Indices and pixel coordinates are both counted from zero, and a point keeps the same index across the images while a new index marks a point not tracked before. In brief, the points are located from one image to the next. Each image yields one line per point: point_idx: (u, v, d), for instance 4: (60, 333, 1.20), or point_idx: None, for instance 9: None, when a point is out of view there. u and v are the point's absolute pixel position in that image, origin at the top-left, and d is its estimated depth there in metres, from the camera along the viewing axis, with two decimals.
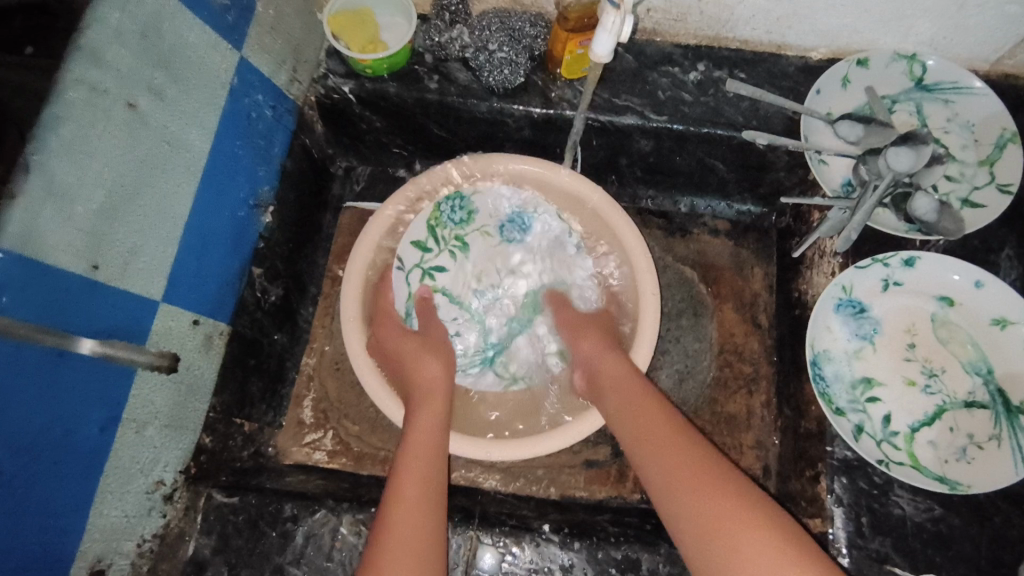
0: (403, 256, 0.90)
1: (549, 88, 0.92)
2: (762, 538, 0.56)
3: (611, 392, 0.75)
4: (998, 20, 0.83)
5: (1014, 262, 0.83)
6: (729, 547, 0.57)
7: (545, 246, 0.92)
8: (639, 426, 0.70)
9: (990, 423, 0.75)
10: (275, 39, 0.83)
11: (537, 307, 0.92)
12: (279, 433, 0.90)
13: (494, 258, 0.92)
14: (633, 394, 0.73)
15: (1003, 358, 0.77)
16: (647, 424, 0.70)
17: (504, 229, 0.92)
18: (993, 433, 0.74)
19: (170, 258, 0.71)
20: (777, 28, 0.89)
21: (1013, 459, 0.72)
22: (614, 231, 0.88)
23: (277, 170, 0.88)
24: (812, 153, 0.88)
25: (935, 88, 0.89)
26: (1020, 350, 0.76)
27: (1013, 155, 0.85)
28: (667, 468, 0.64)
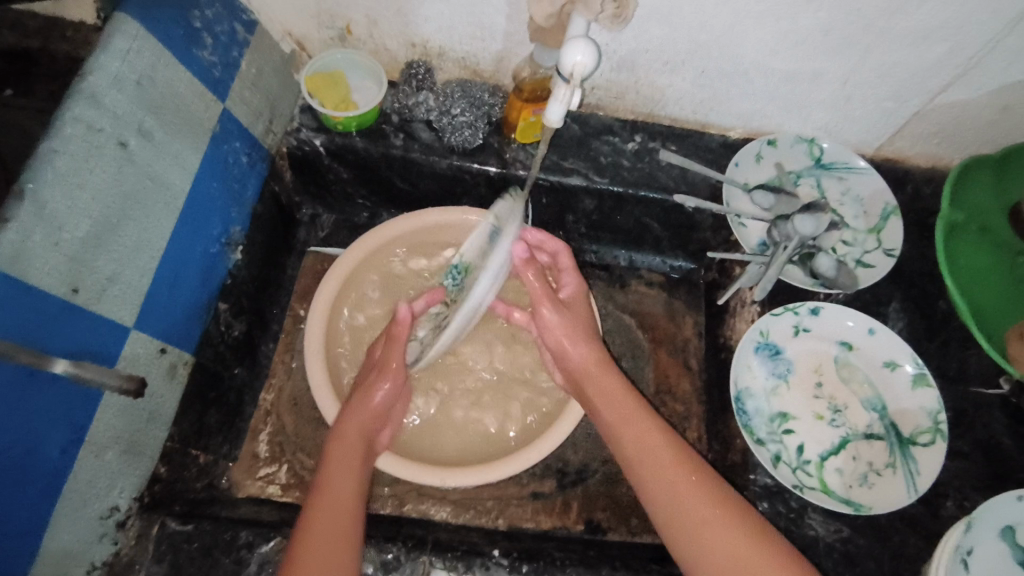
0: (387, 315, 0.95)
1: (504, 149, 1.02)
2: None
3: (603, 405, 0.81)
4: (878, 113, 1.00)
5: (900, 315, 0.96)
6: None
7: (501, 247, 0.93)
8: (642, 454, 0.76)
9: (886, 452, 0.86)
10: (255, 93, 0.91)
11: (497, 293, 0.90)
12: (233, 467, 0.92)
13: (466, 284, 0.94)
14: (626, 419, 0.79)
15: (894, 395, 0.89)
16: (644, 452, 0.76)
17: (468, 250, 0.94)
18: (888, 461, 0.85)
19: (144, 288, 0.73)
20: (701, 110, 1.04)
21: (905, 483, 0.82)
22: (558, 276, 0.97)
23: (249, 212, 0.94)
24: (732, 216, 1.01)
25: (831, 167, 1.05)
26: (908, 388, 0.88)
27: (894, 225, 1.01)
28: (677, 497, 0.71)
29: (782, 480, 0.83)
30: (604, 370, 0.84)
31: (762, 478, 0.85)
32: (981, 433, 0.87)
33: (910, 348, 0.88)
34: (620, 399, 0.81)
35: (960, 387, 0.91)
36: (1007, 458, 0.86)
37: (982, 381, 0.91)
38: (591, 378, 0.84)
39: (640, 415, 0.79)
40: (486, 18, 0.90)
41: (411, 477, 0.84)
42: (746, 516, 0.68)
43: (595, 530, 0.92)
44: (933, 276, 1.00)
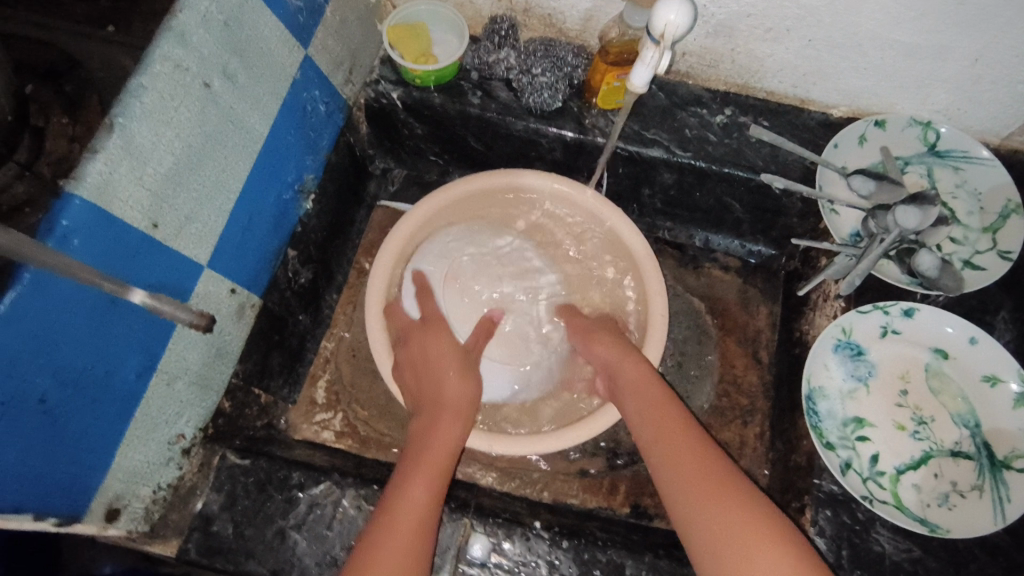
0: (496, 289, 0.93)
1: (584, 115, 0.98)
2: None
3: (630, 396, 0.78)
4: (1011, 96, 0.88)
5: (1008, 325, 0.86)
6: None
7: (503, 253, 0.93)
8: (662, 445, 0.72)
9: (974, 474, 0.78)
10: (337, 42, 0.90)
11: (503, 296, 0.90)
12: (292, 409, 0.95)
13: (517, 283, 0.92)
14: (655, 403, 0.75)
15: (991, 413, 0.80)
16: (670, 441, 0.71)
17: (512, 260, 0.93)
18: (975, 484, 0.77)
19: (219, 229, 0.76)
20: (802, 83, 0.95)
21: (992, 510, 0.75)
22: (627, 252, 0.94)
23: (322, 162, 0.94)
24: (824, 202, 0.94)
25: (947, 155, 0.94)
26: (1008, 407, 0.79)
27: (1016, 225, 0.89)
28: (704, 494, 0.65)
29: (851, 489, 0.78)
30: (633, 360, 0.81)
31: (831, 485, 0.79)
32: None
33: (1017, 364, 0.79)
34: (636, 387, 0.78)
35: None
36: None
37: None
38: (619, 372, 0.81)
39: (654, 406, 0.75)
40: None
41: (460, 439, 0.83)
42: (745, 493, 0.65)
43: (640, 514, 0.90)
44: None
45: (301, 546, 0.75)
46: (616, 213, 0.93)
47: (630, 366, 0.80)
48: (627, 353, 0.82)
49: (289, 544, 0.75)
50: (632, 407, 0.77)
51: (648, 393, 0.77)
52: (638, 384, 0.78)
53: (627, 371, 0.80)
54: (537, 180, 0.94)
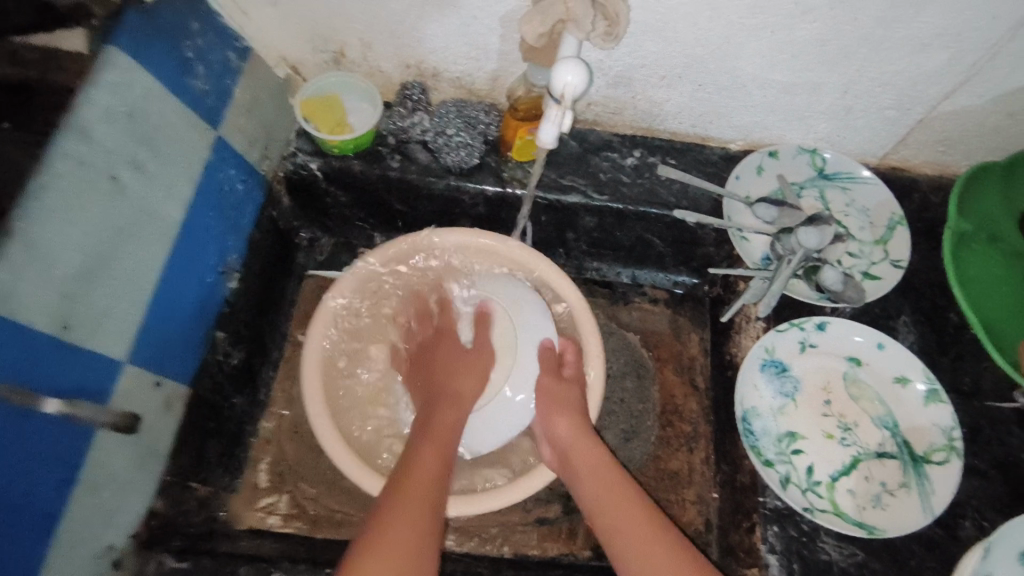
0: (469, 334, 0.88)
1: (502, 168, 1.01)
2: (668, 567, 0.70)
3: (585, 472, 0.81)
4: (881, 122, 0.98)
5: (910, 328, 0.94)
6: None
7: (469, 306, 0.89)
8: (605, 516, 0.77)
9: (899, 472, 0.83)
10: (250, 119, 0.90)
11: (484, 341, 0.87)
12: (233, 498, 0.91)
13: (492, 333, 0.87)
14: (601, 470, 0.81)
15: (905, 412, 0.87)
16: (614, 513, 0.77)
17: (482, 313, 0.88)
18: (902, 481, 0.82)
19: (137, 323, 0.73)
20: (700, 123, 1.03)
21: (920, 505, 0.80)
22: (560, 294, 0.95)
23: (245, 240, 0.93)
24: (735, 230, 1.00)
25: (834, 177, 1.03)
26: (919, 404, 0.86)
27: (900, 236, 0.99)
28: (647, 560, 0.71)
29: (792, 503, 0.81)
30: (588, 439, 0.83)
31: (778, 501, 0.82)
32: (999, 450, 0.85)
33: (920, 363, 0.87)
34: (591, 470, 0.81)
35: (975, 402, 0.88)
36: None
37: (997, 393, 0.89)
38: (574, 451, 0.82)
39: (607, 481, 0.80)
40: (481, 37, 0.89)
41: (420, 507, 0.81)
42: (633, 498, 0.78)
43: (602, 556, 0.90)
44: (943, 286, 0.97)
45: None
46: (541, 262, 0.95)
47: (582, 450, 0.82)
48: (582, 435, 0.83)
49: None
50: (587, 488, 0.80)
51: (601, 473, 0.81)
52: (597, 466, 0.81)
53: (574, 455, 0.82)
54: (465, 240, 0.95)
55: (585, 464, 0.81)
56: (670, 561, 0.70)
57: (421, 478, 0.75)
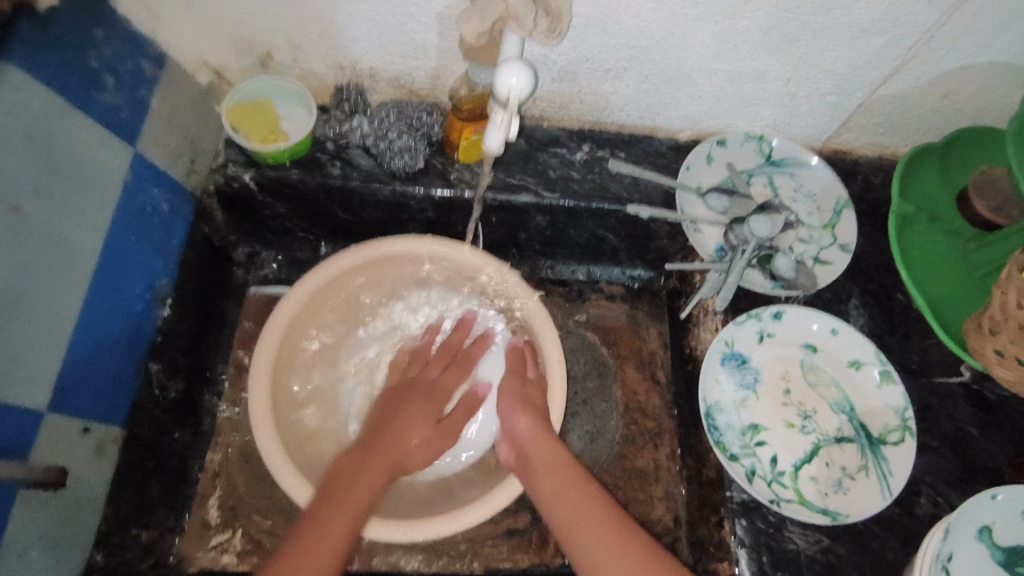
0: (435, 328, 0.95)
1: (448, 170, 0.97)
2: None
3: (541, 466, 0.78)
4: (823, 107, 0.98)
5: (861, 310, 0.95)
6: None
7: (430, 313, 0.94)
8: (568, 514, 0.74)
9: (858, 455, 0.84)
10: (171, 132, 0.84)
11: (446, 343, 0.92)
12: (182, 538, 0.85)
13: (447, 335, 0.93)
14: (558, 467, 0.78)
15: (860, 395, 0.88)
16: (575, 509, 0.75)
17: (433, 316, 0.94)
18: (861, 464, 0.84)
19: (59, 364, 0.66)
20: (648, 114, 1.01)
21: (880, 487, 0.81)
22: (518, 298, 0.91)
23: (175, 263, 0.86)
24: (688, 222, 0.99)
25: (781, 164, 1.03)
26: (873, 387, 0.88)
27: (848, 219, 1.00)
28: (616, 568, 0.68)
29: (758, 495, 0.81)
30: (548, 440, 0.80)
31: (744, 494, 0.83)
32: (949, 425, 0.87)
33: (873, 347, 0.88)
34: (549, 465, 0.78)
35: (925, 379, 0.90)
36: (975, 448, 0.86)
37: (944, 370, 0.91)
38: (530, 447, 0.80)
39: (573, 487, 0.76)
40: (416, 35, 0.85)
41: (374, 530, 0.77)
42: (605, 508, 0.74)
43: None
44: (890, 268, 0.99)
45: None
46: (493, 263, 0.90)
47: (541, 446, 0.80)
48: (542, 431, 0.81)
49: None
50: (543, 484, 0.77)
51: (565, 475, 0.78)
52: (556, 462, 0.78)
53: (533, 453, 0.80)
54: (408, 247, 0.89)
55: (541, 460, 0.79)
56: None
57: (378, 464, 0.79)
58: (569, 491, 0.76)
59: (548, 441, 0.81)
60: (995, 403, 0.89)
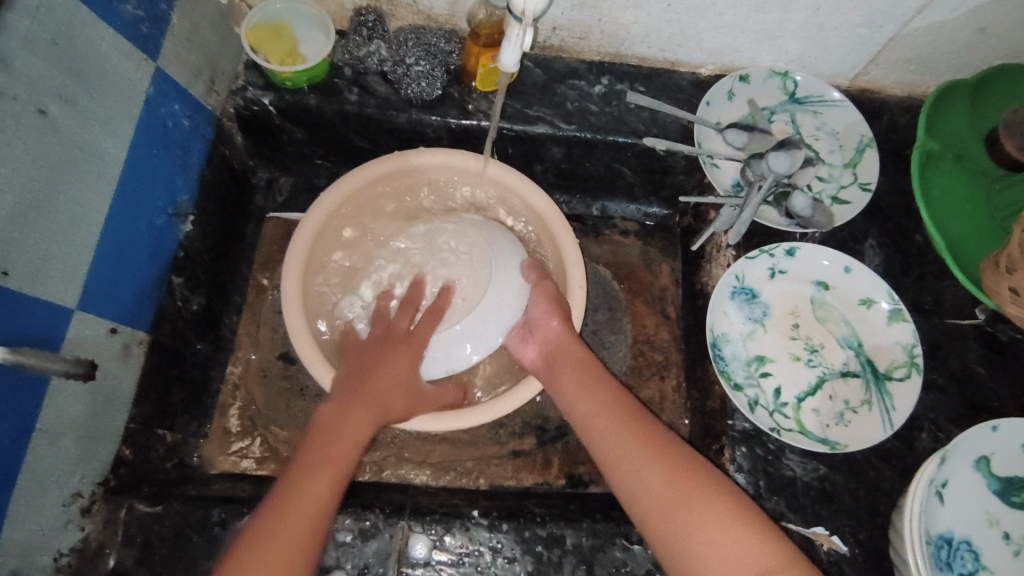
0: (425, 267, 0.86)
1: (466, 100, 0.97)
2: (713, 502, 0.64)
3: (568, 360, 0.82)
4: (853, 40, 0.94)
5: (876, 250, 0.94)
6: (691, 508, 0.64)
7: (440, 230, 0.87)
8: (598, 408, 0.77)
9: (862, 390, 0.85)
10: (191, 51, 0.84)
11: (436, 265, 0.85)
12: (203, 443, 0.90)
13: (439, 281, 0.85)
14: (588, 366, 0.82)
15: (869, 333, 0.88)
16: (600, 405, 0.77)
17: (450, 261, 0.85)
18: (864, 399, 0.84)
19: (85, 267, 0.69)
20: (669, 46, 0.99)
21: (881, 420, 0.82)
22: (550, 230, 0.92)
23: (195, 180, 0.88)
24: (705, 157, 0.98)
25: (805, 101, 1.01)
26: (883, 324, 0.88)
27: (870, 158, 0.98)
28: (627, 456, 0.71)
29: (759, 422, 0.83)
30: (575, 342, 0.84)
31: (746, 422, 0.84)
32: (956, 365, 0.87)
33: (885, 285, 0.88)
34: (578, 368, 0.82)
35: (936, 319, 0.90)
36: (981, 387, 0.86)
37: (957, 311, 0.90)
38: (557, 350, 0.83)
39: (607, 398, 0.77)
40: None
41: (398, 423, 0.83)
42: (642, 417, 0.75)
43: (576, 483, 0.92)
44: (909, 209, 0.97)
45: None
46: (524, 190, 0.92)
47: (567, 349, 0.83)
48: (571, 338, 0.84)
49: None
50: (571, 384, 0.81)
51: (588, 376, 0.80)
52: (583, 360, 0.82)
53: (557, 354, 0.83)
54: (449, 160, 0.92)
55: (570, 361, 0.82)
56: (704, 488, 0.66)
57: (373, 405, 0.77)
58: (594, 388, 0.79)
59: (576, 344, 0.84)
60: (1006, 346, 0.88)
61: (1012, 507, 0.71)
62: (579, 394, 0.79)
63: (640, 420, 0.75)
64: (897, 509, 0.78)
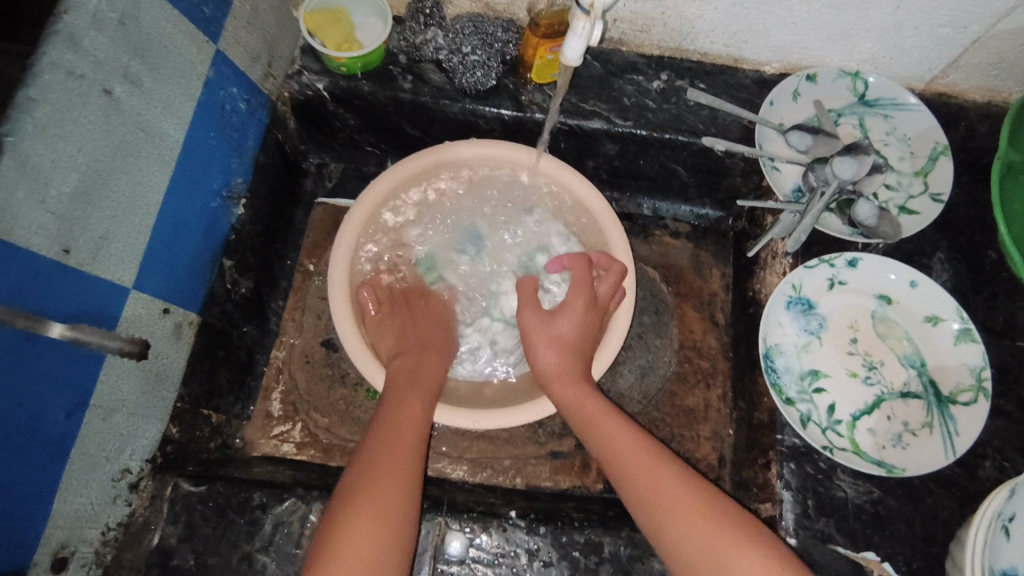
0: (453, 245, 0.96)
1: (520, 91, 0.95)
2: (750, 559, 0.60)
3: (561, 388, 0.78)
4: (933, 41, 0.89)
5: (945, 265, 0.89)
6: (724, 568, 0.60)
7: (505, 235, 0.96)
8: (610, 437, 0.73)
9: (923, 412, 0.81)
10: (251, 34, 0.84)
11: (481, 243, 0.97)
12: (246, 425, 0.91)
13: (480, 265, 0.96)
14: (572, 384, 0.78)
15: (934, 352, 0.83)
16: (611, 432, 0.74)
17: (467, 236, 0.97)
18: (925, 421, 0.80)
19: (142, 246, 0.70)
20: (734, 42, 0.95)
21: (943, 445, 0.78)
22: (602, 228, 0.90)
23: (249, 163, 0.89)
24: (765, 160, 0.94)
25: (876, 103, 0.96)
26: (949, 344, 0.83)
27: (943, 168, 0.93)
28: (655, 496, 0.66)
29: (811, 439, 0.80)
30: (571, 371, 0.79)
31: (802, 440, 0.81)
32: None
33: (954, 302, 0.83)
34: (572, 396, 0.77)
35: (1007, 342, 0.85)
36: None
37: None
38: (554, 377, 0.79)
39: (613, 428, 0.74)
40: None
41: (443, 418, 0.82)
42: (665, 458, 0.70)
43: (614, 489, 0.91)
44: (983, 222, 0.92)
45: (271, 568, 0.73)
46: (581, 190, 0.90)
47: (560, 387, 0.78)
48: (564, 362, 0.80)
49: (257, 567, 0.73)
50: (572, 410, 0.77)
51: (589, 404, 0.76)
52: (579, 392, 0.77)
53: (556, 394, 0.79)
54: (503, 152, 0.90)
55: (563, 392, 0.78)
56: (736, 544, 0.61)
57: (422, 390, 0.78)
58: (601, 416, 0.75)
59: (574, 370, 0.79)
60: None
61: None
62: (583, 427, 0.76)
63: (667, 459, 0.70)
64: (956, 539, 0.74)
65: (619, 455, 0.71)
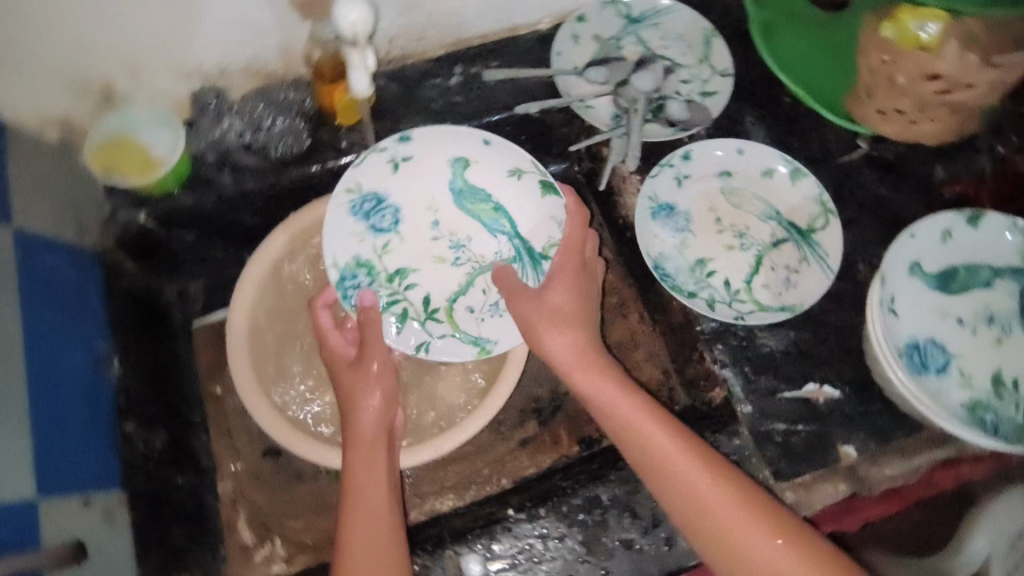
0: (364, 233, 0.79)
1: (335, 138, 0.95)
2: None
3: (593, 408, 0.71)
4: None
5: (758, 124, 0.99)
6: None
7: (398, 178, 0.80)
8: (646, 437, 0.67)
9: (796, 250, 0.91)
10: (44, 200, 0.80)
11: (388, 213, 0.79)
12: (228, 565, 0.88)
13: (418, 231, 0.81)
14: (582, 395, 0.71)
15: (781, 197, 0.93)
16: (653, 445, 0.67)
17: (376, 215, 0.79)
18: (801, 256, 0.90)
19: (28, 452, 0.66)
20: (503, 15, 1.00)
21: (822, 269, 0.88)
22: None
23: (106, 322, 0.85)
24: (576, 103, 0.99)
25: (642, 18, 1.04)
26: (789, 187, 0.93)
27: (719, 47, 1.01)
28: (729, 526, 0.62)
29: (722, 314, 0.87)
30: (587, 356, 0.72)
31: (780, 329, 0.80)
32: (865, 194, 0.93)
33: (776, 150, 0.93)
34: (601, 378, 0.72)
35: (832, 163, 0.95)
36: (890, 205, 0.92)
37: (845, 148, 0.96)
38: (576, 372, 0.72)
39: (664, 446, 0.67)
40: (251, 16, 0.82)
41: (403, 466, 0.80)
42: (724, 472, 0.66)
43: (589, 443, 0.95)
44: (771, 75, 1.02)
45: None
46: None
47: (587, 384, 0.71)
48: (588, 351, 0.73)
49: None
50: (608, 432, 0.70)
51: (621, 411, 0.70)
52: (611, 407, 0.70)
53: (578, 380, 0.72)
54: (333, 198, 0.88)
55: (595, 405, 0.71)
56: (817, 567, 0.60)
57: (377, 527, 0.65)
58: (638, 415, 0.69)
59: (602, 362, 0.73)
60: (895, 161, 0.93)
61: (955, 294, 0.76)
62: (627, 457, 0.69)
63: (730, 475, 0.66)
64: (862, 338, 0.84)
65: (668, 468, 0.66)
